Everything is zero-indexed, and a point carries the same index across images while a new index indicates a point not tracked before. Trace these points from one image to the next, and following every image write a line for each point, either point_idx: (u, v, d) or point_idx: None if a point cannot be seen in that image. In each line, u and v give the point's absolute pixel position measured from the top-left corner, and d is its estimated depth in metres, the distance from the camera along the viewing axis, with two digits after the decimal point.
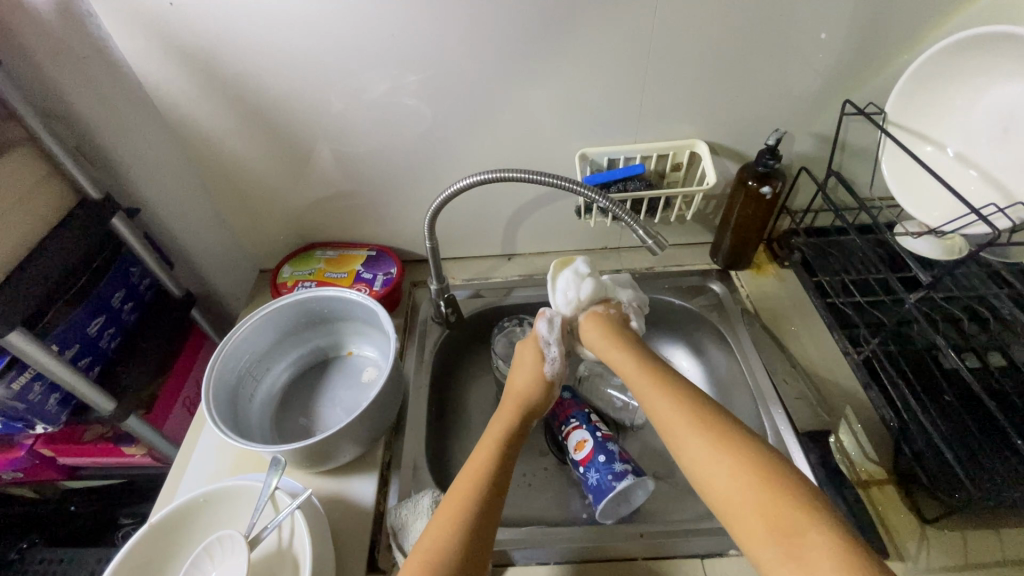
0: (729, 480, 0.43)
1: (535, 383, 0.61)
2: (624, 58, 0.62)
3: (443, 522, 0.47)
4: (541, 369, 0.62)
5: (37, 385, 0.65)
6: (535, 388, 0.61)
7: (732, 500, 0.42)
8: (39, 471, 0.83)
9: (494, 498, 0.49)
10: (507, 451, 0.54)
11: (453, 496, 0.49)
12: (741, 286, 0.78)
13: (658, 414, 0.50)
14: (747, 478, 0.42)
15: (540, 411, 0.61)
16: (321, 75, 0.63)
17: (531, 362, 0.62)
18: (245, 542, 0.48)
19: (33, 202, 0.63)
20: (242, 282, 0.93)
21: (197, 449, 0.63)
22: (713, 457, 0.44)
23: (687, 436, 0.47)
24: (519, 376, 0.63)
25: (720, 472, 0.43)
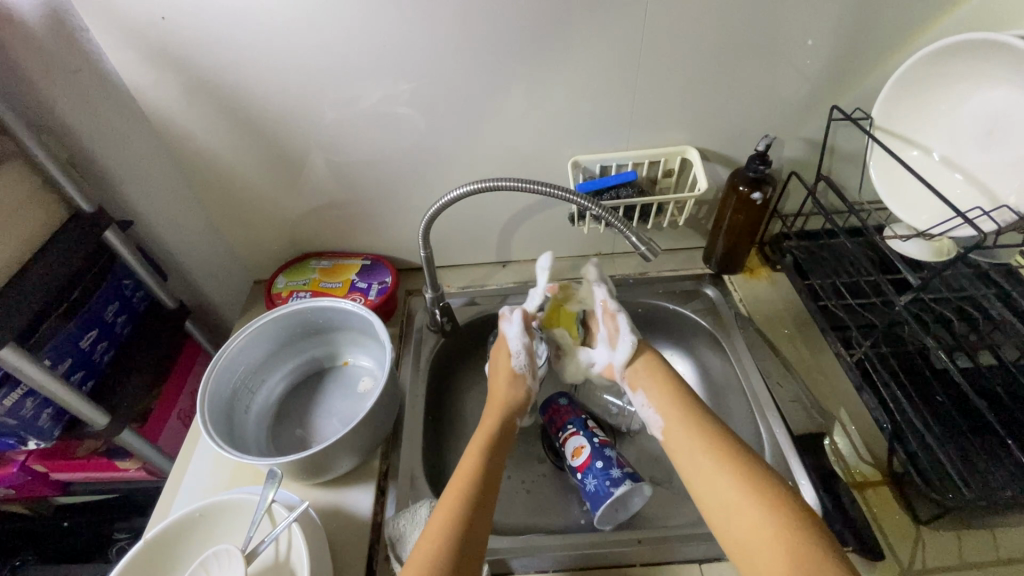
0: (756, 513, 0.45)
1: (511, 383, 0.63)
2: (615, 67, 0.63)
3: (439, 529, 0.47)
4: (510, 368, 0.64)
5: (30, 400, 0.65)
6: (512, 393, 0.63)
7: (756, 533, 0.44)
8: (32, 486, 0.82)
9: (483, 506, 0.50)
10: (493, 461, 0.55)
11: (446, 504, 0.50)
12: (734, 290, 0.79)
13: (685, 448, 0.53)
14: (775, 513, 0.44)
15: (522, 408, 0.62)
16: (313, 87, 0.64)
17: (502, 364, 0.65)
18: (241, 557, 0.48)
19: (24, 215, 0.63)
20: (236, 293, 0.92)
21: (193, 462, 0.62)
22: (742, 492, 0.46)
23: (718, 472, 0.49)
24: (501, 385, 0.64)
25: (748, 508, 0.45)
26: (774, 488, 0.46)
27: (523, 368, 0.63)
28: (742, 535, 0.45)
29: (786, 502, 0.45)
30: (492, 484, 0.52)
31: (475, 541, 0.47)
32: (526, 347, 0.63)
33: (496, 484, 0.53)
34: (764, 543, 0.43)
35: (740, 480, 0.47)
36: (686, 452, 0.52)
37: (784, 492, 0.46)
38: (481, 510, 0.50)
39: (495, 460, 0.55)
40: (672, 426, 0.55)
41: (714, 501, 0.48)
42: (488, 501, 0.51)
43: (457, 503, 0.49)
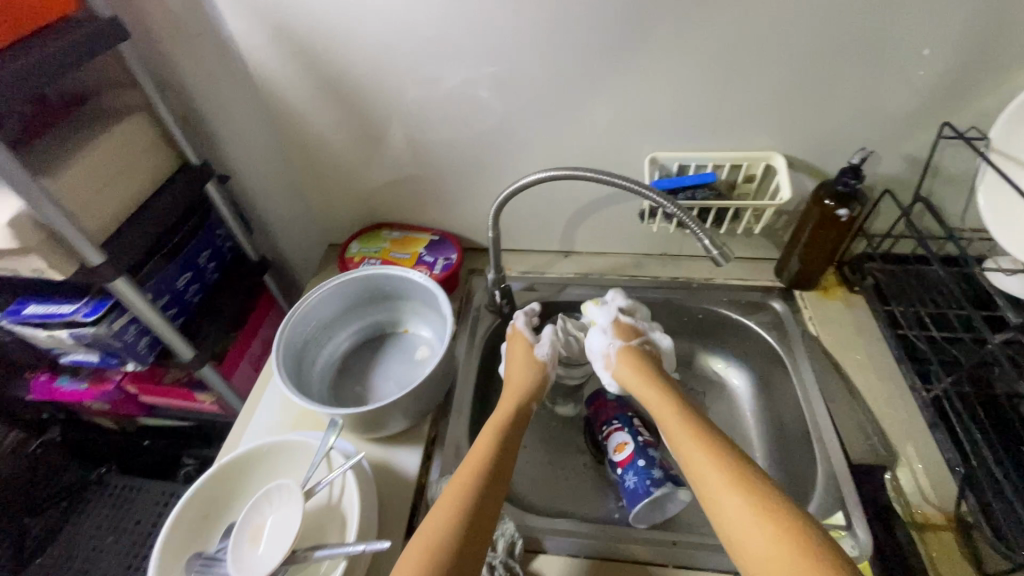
0: (760, 537, 0.43)
1: (525, 371, 0.65)
2: (707, 63, 0.62)
3: (443, 511, 0.48)
4: (533, 357, 0.67)
5: (133, 327, 0.73)
6: (527, 378, 0.64)
7: (758, 552, 0.42)
8: (123, 404, 0.92)
9: (492, 480, 0.51)
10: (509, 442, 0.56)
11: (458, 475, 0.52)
12: (805, 307, 0.75)
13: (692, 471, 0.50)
14: (784, 532, 0.42)
15: (538, 393, 0.64)
16: (404, 64, 0.66)
17: (521, 354, 0.67)
18: (300, 493, 0.52)
19: (143, 162, 0.70)
20: (311, 253, 0.98)
21: (263, 403, 0.68)
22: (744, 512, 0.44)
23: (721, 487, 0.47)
24: (516, 374, 0.65)
25: (750, 525, 0.43)
26: (777, 502, 0.44)
27: (546, 357, 0.67)
28: (752, 555, 0.42)
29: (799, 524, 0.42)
30: (507, 461, 0.54)
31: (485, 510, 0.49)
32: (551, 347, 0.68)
33: (509, 468, 0.54)
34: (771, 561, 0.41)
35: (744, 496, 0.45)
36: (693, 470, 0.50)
37: (790, 506, 0.44)
38: (492, 483, 0.51)
39: (508, 441, 0.56)
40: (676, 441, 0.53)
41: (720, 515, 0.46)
42: (497, 480, 0.52)
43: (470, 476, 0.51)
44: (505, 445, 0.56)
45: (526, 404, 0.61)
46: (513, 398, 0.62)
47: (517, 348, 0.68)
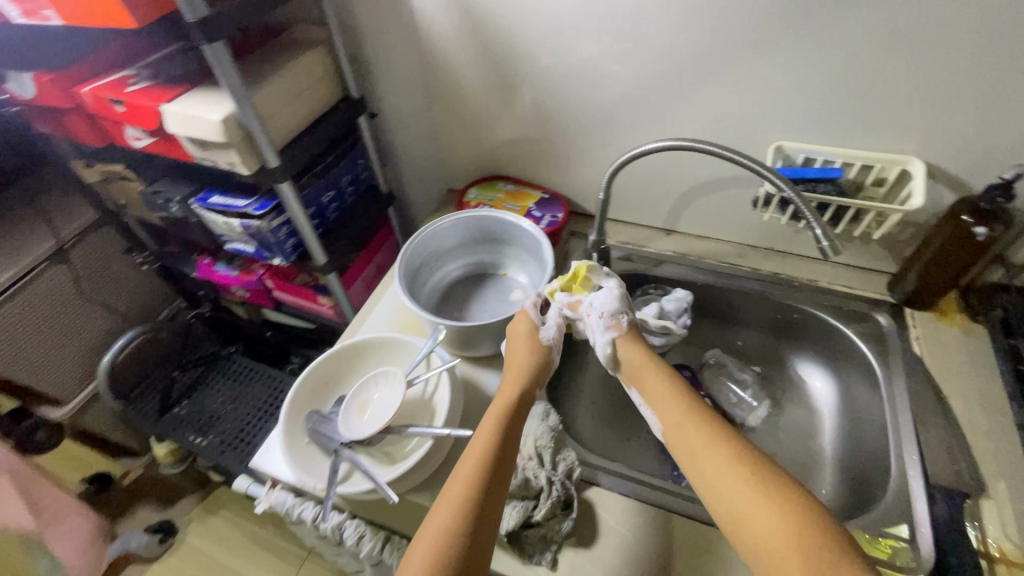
0: (770, 525, 0.41)
1: (529, 351, 0.60)
2: (860, 54, 0.60)
3: (453, 499, 0.46)
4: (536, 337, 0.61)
5: (285, 227, 0.86)
6: (531, 360, 0.59)
7: (767, 544, 0.40)
8: (260, 295, 1.10)
9: (499, 469, 0.49)
10: (513, 426, 0.53)
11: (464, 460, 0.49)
12: (914, 326, 0.72)
13: (691, 464, 0.48)
14: (797, 526, 0.40)
15: (543, 373, 0.59)
16: (551, 26, 0.71)
17: (523, 331, 0.62)
18: (401, 382, 0.61)
19: (317, 89, 0.82)
20: (431, 195, 1.08)
21: (377, 308, 0.79)
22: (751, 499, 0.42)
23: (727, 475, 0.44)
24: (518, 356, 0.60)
25: (759, 510, 0.42)
26: (786, 490, 0.42)
27: (550, 341, 0.60)
28: (764, 542, 0.41)
29: (810, 516, 0.40)
30: (512, 447, 0.51)
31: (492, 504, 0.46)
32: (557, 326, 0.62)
33: (512, 446, 0.52)
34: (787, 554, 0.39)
35: (751, 486, 0.43)
36: (693, 460, 0.48)
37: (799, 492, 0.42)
38: (499, 472, 0.48)
39: (511, 426, 0.53)
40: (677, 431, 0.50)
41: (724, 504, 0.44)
42: (504, 465, 0.49)
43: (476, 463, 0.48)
44: (510, 426, 0.53)
45: (530, 390, 0.57)
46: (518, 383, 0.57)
47: (519, 331, 0.62)
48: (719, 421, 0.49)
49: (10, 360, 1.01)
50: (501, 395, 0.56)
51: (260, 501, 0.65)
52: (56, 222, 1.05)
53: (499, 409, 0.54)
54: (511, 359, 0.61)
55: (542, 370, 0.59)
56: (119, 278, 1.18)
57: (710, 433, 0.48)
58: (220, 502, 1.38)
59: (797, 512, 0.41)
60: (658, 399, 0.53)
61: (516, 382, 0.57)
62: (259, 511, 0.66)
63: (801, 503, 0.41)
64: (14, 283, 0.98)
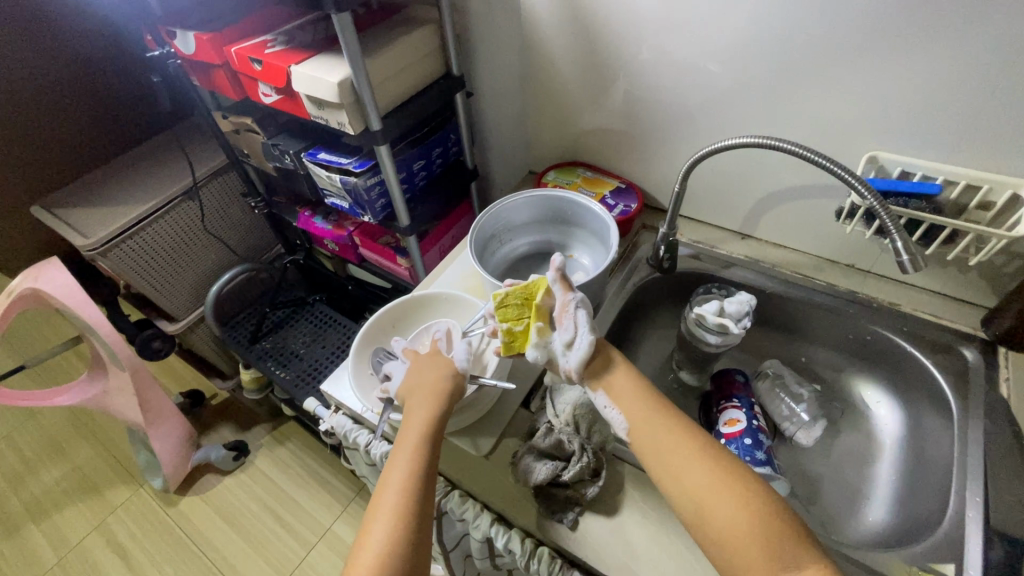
0: (733, 520, 0.44)
1: (441, 371, 0.58)
2: (982, 65, 0.56)
3: (388, 515, 0.48)
4: (446, 363, 0.60)
5: (378, 188, 0.94)
6: (441, 379, 0.58)
7: (737, 536, 0.43)
8: (347, 250, 1.21)
9: (427, 488, 0.50)
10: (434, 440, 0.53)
11: (390, 481, 0.50)
12: (1005, 367, 0.66)
13: (654, 460, 0.49)
14: (759, 520, 0.43)
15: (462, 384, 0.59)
16: (648, 18, 0.73)
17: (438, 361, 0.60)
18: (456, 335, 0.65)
19: (423, 65, 0.89)
20: (512, 175, 1.13)
21: (448, 269, 0.85)
22: (723, 495, 0.45)
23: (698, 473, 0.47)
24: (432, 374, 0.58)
25: (722, 504, 0.44)
26: (747, 483, 0.46)
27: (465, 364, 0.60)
28: (725, 535, 0.44)
29: (769, 509, 0.44)
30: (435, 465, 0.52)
31: (422, 522, 0.49)
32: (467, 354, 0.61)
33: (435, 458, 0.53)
34: (747, 547, 0.43)
35: (716, 480, 0.46)
36: (657, 455, 0.49)
37: (759, 489, 0.45)
38: (425, 492, 0.50)
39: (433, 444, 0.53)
40: (642, 428, 0.51)
41: (692, 497, 0.46)
42: (429, 483, 0.51)
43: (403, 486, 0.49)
44: (432, 444, 0.53)
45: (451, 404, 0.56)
46: (436, 400, 0.55)
47: (430, 363, 0.60)
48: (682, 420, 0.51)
49: (144, 276, 1.20)
50: (421, 409, 0.55)
51: (324, 422, 0.75)
52: (194, 164, 1.22)
53: (421, 424, 0.54)
54: (420, 375, 0.59)
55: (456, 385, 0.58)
56: (235, 220, 1.35)
57: (677, 431, 0.50)
58: (288, 433, 1.53)
59: (769, 509, 0.44)
60: (621, 395, 0.53)
61: (433, 397, 0.56)
62: (323, 431, 0.76)
63: (770, 505, 0.44)
64: (155, 212, 1.15)
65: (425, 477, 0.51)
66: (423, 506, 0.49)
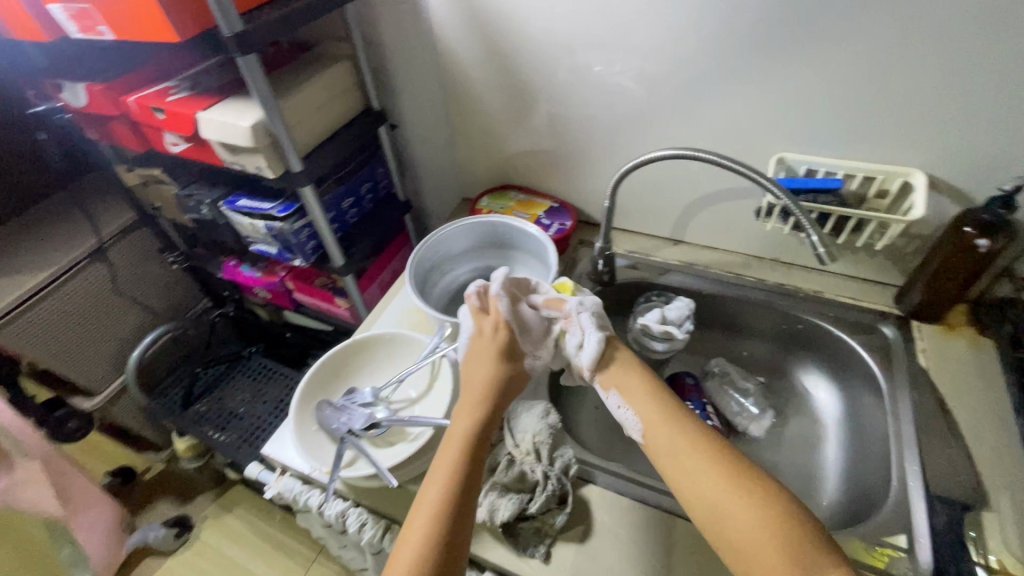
0: (752, 528, 0.43)
1: (496, 360, 0.57)
2: (859, 67, 0.62)
3: (422, 525, 0.46)
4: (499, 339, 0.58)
5: (306, 230, 0.91)
6: (492, 370, 0.56)
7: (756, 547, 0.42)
8: (282, 296, 1.15)
9: (469, 488, 0.49)
10: (482, 438, 0.53)
11: (432, 483, 0.49)
12: (920, 338, 0.71)
13: (670, 466, 0.49)
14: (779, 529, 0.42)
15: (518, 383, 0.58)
16: (558, 41, 0.75)
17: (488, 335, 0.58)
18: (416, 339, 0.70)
19: (340, 101, 0.87)
20: (446, 204, 1.12)
21: (390, 306, 0.82)
22: (740, 503, 0.44)
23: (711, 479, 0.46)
24: (477, 371, 0.56)
25: (742, 512, 0.44)
26: (768, 491, 0.45)
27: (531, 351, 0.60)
28: (744, 546, 0.43)
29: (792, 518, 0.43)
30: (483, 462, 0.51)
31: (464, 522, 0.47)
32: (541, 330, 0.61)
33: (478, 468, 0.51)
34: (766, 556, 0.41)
35: (733, 488, 0.45)
36: (673, 461, 0.49)
37: (781, 495, 0.44)
38: (467, 493, 0.49)
39: (481, 441, 0.52)
40: (656, 432, 0.51)
41: (707, 506, 0.46)
42: (474, 483, 0.50)
43: (444, 484, 0.48)
44: (477, 452, 0.52)
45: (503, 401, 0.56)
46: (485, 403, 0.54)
47: (494, 342, 0.58)
48: (698, 423, 0.51)
49: (51, 350, 1.08)
50: (469, 404, 0.54)
51: (269, 487, 0.68)
52: (99, 223, 1.12)
53: (468, 420, 0.53)
54: (473, 365, 0.57)
55: (509, 387, 0.57)
56: (152, 279, 1.25)
57: (692, 437, 0.49)
58: (236, 499, 1.42)
59: (791, 515, 0.43)
60: (637, 395, 0.54)
61: (485, 399, 0.55)
62: (269, 498, 0.69)
63: (790, 513, 0.43)
64: (57, 279, 1.05)
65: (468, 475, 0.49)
66: (465, 509, 0.48)
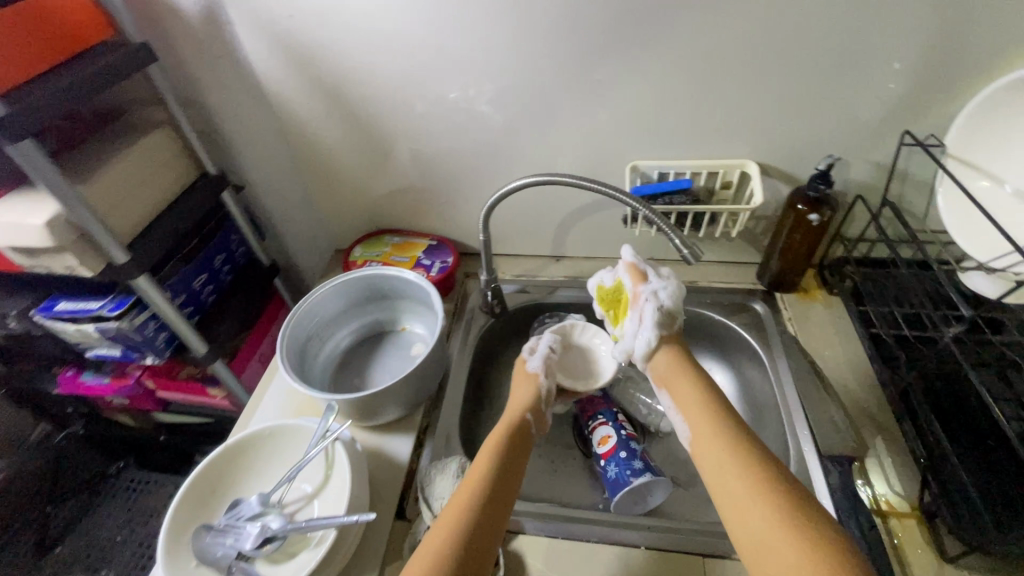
0: (773, 523, 0.44)
1: (524, 386, 0.69)
2: (682, 75, 0.66)
3: (449, 523, 0.49)
4: (527, 372, 0.70)
5: (152, 323, 0.78)
6: (525, 393, 0.67)
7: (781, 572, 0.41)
8: (141, 399, 0.98)
9: (491, 503, 0.52)
10: (510, 465, 0.57)
11: (458, 496, 0.52)
12: (784, 308, 0.78)
13: (709, 466, 0.52)
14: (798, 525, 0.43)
15: (536, 408, 0.66)
16: (399, 78, 0.72)
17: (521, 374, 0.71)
18: (303, 427, 0.62)
19: (166, 171, 0.77)
20: (318, 259, 1.03)
21: (269, 391, 0.73)
22: (776, 530, 0.44)
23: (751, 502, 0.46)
24: (519, 391, 0.68)
25: (761, 509, 0.46)
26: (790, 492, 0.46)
27: (536, 368, 0.70)
28: (763, 543, 0.44)
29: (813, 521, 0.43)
30: (508, 485, 0.55)
31: (482, 536, 0.49)
32: (541, 364, 0.70)
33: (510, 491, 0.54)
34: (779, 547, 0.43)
35: (756, 488, 0.47)
36: (712, 465, 0.52)
37: (800, 497, 0.46)
38: (490, 510, 0.51)
39: (508, 461, 0.57)
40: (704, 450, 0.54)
41: (746, 529, 0.46)
42: (497, 500, 0.52)
43: (470, 499, 0.51)
44: (502, 474, 0.55)
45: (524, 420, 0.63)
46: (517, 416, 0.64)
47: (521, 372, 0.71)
48: (747, 433, 0.53)
49: None
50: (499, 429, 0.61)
51: None
52: None
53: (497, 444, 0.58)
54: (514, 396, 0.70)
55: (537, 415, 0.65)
56: None
57: (729, 440, 0.52)
58: None
59: (808, 513, 0.44)
60: (688, 410, 0.58)
61: (511, 412, 0.65)
62: None
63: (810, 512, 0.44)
64: None
65: (491, 490, 0.53)
66: (484, 523, 0.50)
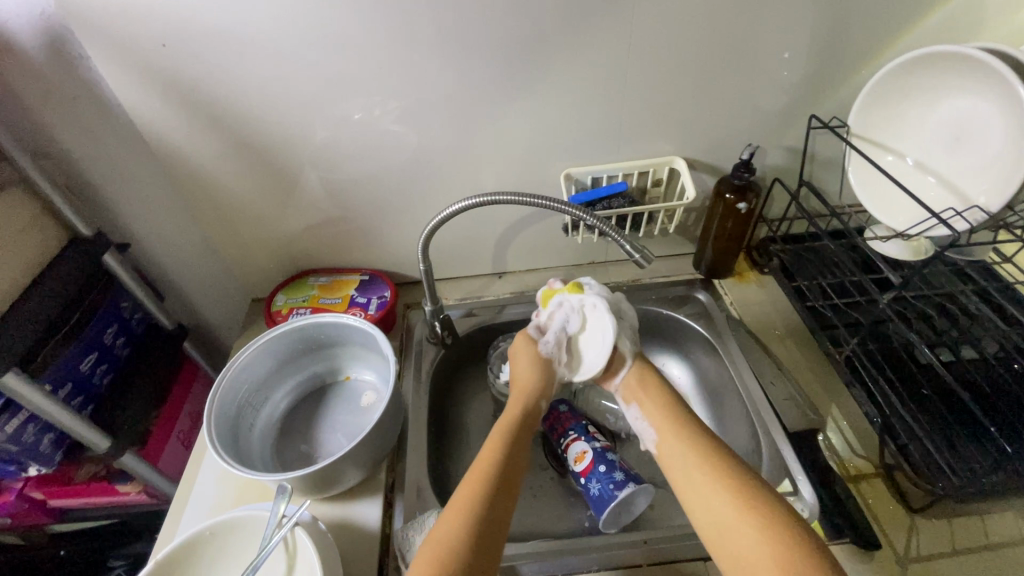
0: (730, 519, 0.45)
1: (533, 366, 0.64)
2: (604, 80, 0.66)
3: (458, 509, 0.48)
4: (534, 351, 0.65)
5: (31, 426, 0.65)
6: (533, 373, 0.63)
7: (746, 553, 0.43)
8: (27, 514, 0.81)
9: (501, 494, 0.49)
10: (516, 450, 0.55)
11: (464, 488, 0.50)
12: (725, 294, 0.81)
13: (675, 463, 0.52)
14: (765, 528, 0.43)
15: (545, 391, 0.63)
16: (304, 106, 0.65)
17: (525, 348, 0.66)
18: (253, 519, 0.54)
19: (24, 241, 0.63)
20: (234, 312, 0.92)
21: (198, 481, 0.63)
22: (737, 519, 0.44)
23: (705, 489, 0.48)
24: (523, 370, 0.64)
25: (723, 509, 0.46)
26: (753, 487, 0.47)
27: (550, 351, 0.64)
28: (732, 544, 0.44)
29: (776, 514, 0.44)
30: (514, 472, 0.52)
31: (495, 524, 0.47)
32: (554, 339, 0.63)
33: (518, 473, 0.53)
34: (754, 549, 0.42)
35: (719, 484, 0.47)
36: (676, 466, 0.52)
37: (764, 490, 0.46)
38: (500, 499, 0.49)
39: (515, 448, 0.55)
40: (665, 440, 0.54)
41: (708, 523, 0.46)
42: (506, 489, 0.50)
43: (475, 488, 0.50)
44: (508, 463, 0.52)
45: (534, 403, 0.61)
46: (523, 398, 0.61)
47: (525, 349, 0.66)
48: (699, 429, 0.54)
49: None
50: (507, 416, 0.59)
51: None
52: None
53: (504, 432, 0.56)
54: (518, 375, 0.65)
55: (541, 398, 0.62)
56: None
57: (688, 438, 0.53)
58: None
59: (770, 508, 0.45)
60: (660, 414, 0.57)
61: (522, 396, 0.61)
62: None
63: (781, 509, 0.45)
64: None
65: (499, 480, 0.50)
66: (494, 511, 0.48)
